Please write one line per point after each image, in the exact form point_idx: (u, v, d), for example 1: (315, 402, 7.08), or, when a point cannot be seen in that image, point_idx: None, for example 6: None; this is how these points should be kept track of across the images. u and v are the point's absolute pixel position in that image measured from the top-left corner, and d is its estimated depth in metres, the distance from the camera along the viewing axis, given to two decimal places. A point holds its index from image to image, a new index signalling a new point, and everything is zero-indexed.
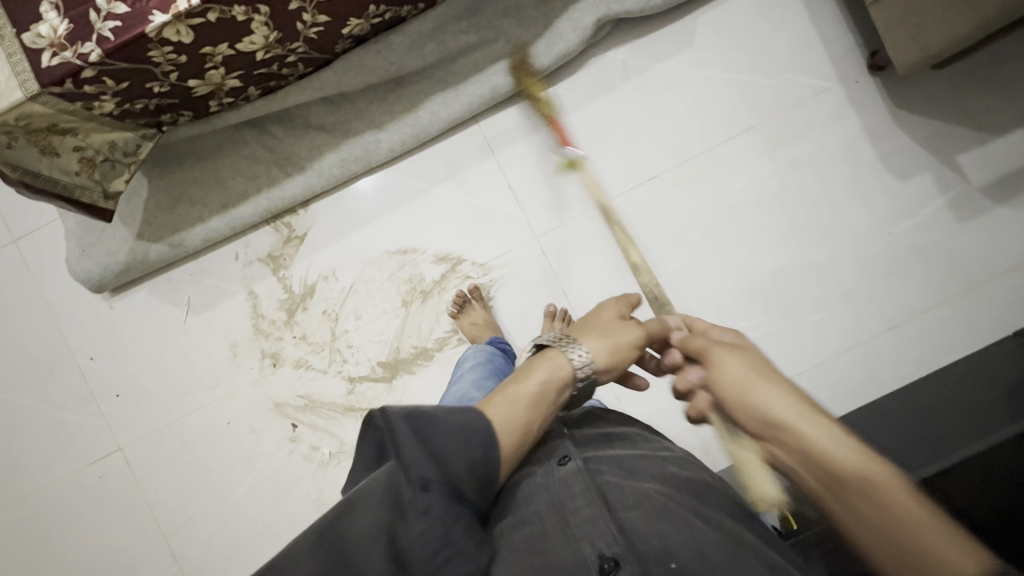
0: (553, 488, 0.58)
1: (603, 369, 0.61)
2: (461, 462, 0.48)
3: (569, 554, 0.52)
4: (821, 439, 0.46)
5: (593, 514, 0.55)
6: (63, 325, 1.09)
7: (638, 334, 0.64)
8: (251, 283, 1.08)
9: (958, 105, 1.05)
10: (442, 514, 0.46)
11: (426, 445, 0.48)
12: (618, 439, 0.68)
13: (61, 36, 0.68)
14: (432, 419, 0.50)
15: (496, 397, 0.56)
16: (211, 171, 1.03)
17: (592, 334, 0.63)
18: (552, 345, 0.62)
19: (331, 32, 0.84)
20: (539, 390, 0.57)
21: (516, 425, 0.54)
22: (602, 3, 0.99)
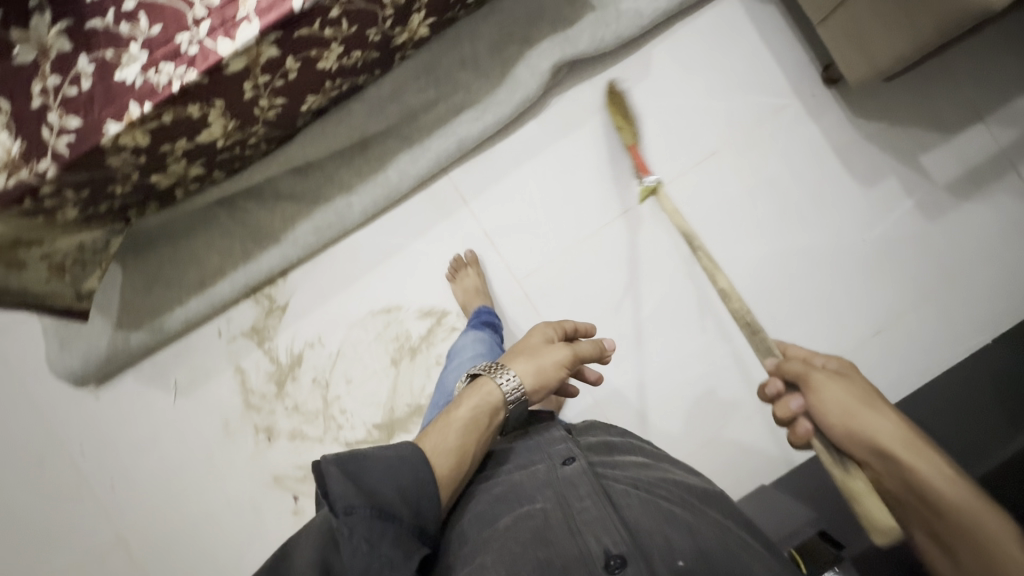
0: (557, 486, 0.59)
1: (529, 389, 0.65)
2: (387, 486, 0.51)
3: (574, 548, 0.52)
4: (923, 464, 0.50)
5: (599, 513, 0.55)
6: (48, 422, 1.06)
7: (565, 355, 0.68)
8: (237, 359, 1.07)
9: (914, 109, 1.07)
10: (366, 534, 0.48)
11: (355, 482, 0.50)
12: (619, 449, 0.68)
13: (16, 156, 0.67)
14: (362, 458, 0.52)
15: (432, 428, 0.60)
16: (184, 253, 1.02)
17: (519, 360, 0.66)
18: (482, 373, 0.66)
19: (290, 111, 0.84)
20: (470, 415, 0.61)
21: (451, 447, 0.58)
22: (556, 47, 1.00)
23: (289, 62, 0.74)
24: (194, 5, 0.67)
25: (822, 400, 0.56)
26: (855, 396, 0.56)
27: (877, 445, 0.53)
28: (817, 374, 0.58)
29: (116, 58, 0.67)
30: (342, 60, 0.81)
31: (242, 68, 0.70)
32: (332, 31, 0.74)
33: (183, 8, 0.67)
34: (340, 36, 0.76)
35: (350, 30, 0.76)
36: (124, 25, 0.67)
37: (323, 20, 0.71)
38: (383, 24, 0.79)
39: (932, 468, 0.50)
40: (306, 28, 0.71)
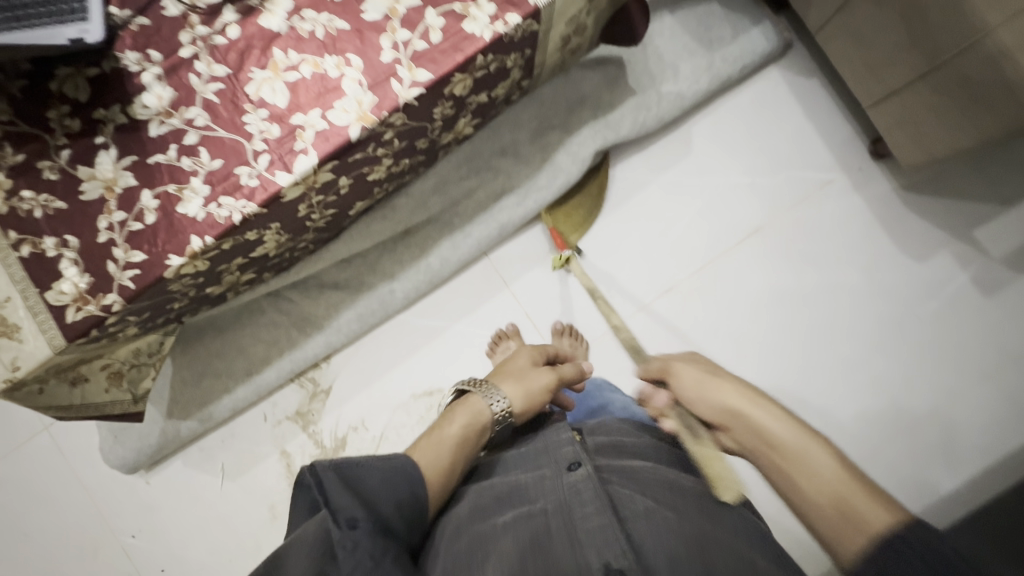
0: (564, 492, 0.57)
1: (519, 409, 0.68)
2: (388, 498, 0.51)
3: (573, 561, 0.51)
4: (771, 423, 0.55)
5: (600, 523, 0.53)
6: (103, 507, 1.09)
7: (551, 379, 0.73)
8: (283, 443, 1.08)
9: (964, 182, 1.04)
10: (370, 549, 0.46)
11: (356, 493, 0.49)
12: (632, 449, 0.65)
13: (83, 290, 0.68)
14: (359, 467, 0.52)
15: (422, 443, 0.61)
16: (232, 342, 1.03)
17: (507, 381, 0.70)
18: (472, 390, 0.68)
19: (340, 217, 0.86)
20: (460, 433, 0.63)
21: (443, 465, 0.59)
22: (597, 133, 1.02)
23: (342, 180, 0.75)
24: (253, 138, 0.68)
25: (682, 382, 0.63)
26: (705, 370, 0.63)
27: (726, 410, 0.58)
28: (676, 363, 0.65)
29: (178, 192, 0.68)
30: (391, 168, 0.82)
31: (299, 194, 0.71)
32: (384, 149, 0.75)
33: (242, 141, 0.68)
34: (391, 151, 0.77)
35: (400, 144, 0.77)
36: (186, 160, 0.68)
37: (376, 143, 0.72)
38: (431, 133, 0.80)
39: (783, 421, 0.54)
40: (361, 151, 0.71)
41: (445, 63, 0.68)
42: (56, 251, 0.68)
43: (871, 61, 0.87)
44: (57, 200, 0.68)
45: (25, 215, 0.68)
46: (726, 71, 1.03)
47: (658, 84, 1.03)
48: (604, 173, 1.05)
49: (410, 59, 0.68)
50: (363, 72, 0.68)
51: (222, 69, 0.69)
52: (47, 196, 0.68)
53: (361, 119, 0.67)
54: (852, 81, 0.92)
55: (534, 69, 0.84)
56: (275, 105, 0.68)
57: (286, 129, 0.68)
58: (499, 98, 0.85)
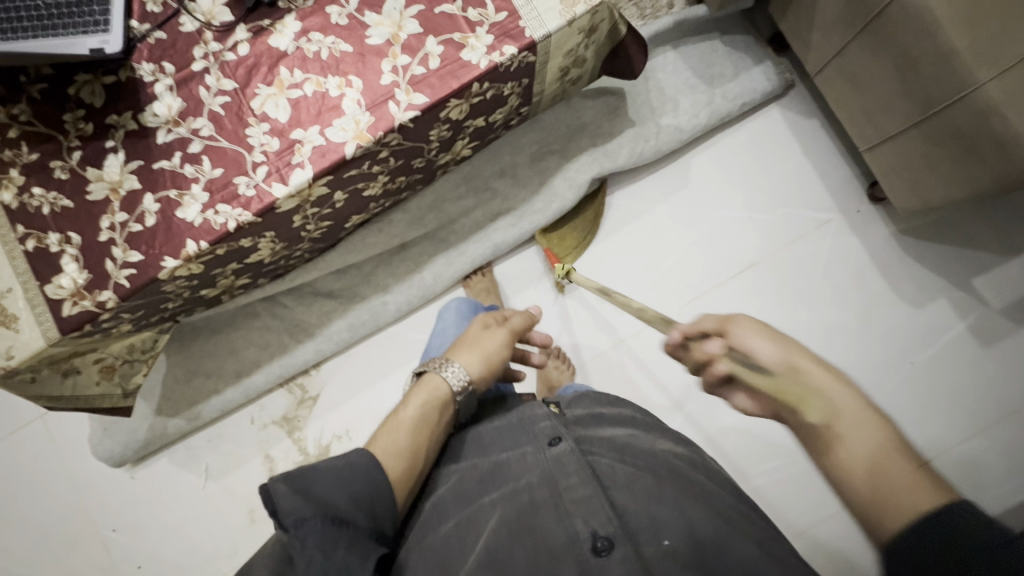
0: (545, 465, 0.55)
1: (477, 373, 0.63)
2: (341, 493, 0.48)
3: (560, 532, 0.49)
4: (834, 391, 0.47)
5: (586, 493, 0.51)
6: (88, 498, 1.11)
7: (503, 336, 0.67)
8: (267, 447, 1.09)
9: (964, 230, 1.04)
10: (319, 543, 0.45)
11: (304, 493, 0.47)
12: (608, 420, 0.63)
13: (80, 286, 0.71)
14: (310, 471, 0.49)
15: (381, 429, 0.58)
16: (225, 343, 1.05)
17: (461, 351, 0.65)
18: (426, 369, 0.63)
19: (336, 228, 0.88)
20: (418, 413, 0.59)
21: (403, 447, 0.56)
22: (595, 161, 1.03)
23: (337, 195, 0.77)
24: (253, 150, 0.71)
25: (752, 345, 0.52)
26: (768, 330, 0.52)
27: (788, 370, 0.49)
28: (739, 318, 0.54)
29: (178, 198, 0.71)
30: (387, 185, 0.84)
31: (293, 206, 0.73)
32: (380, 167, 0.77)
33: (243, 152, 0.71)
34: (387, 169, 0.79)
35: (396, 163, 0.79)
36: (188, 167, 0.71)
37: (372, 161, 0.75)
38: (428, 154, 0.82)
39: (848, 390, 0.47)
40: (356, 168, 0.74)
41: (442, 89, 0.70)
42: (59, 246, 0.71)
43: (867, 106, 0.88)
44: (64, 198, 0.72)
45: (34, 211, 0.72)
46: (726, 108, 1.05)
47: (658, 116, 1.05)
48: (600, 200, 1.07)
49: (408, 83, 0.70)
50: (362, 93, 0.71)
51: (230, 84, 0.72)
52: (56, 194, 0.72)
53: (357, 138, 0.70)
54: (848, 124, 0.93)
55: (533, 97, 0.87)
56: (276, 120, 0.71)
57: (286, 143, 0.71)
58: (497, 123, 0.87)
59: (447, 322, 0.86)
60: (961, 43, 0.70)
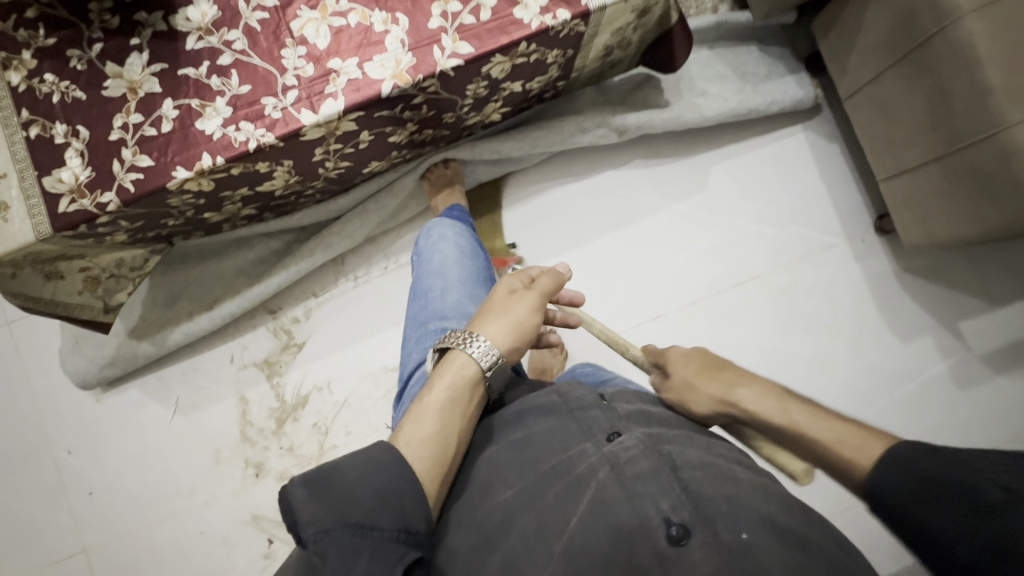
0: (607, 453, 0.53)
1: (509, 349, 0.60)
2: (361, 494, 0.45)
3: (632, 520, 0.48)
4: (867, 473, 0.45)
5: (651, 474, 0.50)
6: (45, 416, 1.06)
7: (534, 305, 0.64)
8: (243, 389, 1.06)
9: (960, 274, 1.07)
10: (339, 554, 0.41)
11: (324, 498, 0.44)
12: (657, 419, 0.59)
13: (82, 183, 0.68)
14: (333, 470, 0.46)
15: (405, 420, 0.55)
16: (213, 272, 1.02)
17: (490, 323, 0.61)
18: (452, 344, 0.59)
19: (353, 171, 0.86)
20: (448, 396, 0.56)
21: (427, 434, 0.53)
22: (615, 109, 1.03)
23: (364, 134, 0.75)
24: (286, 72, 0.68)
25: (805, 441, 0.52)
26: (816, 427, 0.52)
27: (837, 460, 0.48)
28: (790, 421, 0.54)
29: (200, 108, 0.68)
30: (413, 135, 0.82)
31: (318, 136, 0.71)
32: (411, 113, 0.76)
33: (275, 72, 0.68)
34: (417, 117, 0.77)
35: (427, 113, 0.78)
36: (215, 78, 0.68)
37: (405, 105, 0.73)
38: (460, 109, 0.80)
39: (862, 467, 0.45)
40: (388, 109, 0.72)
41: (489, 42, 0.69)
42: (65, 138, 0.68)
43: (892, 136, 0.90)
44: (77, 89, 0.68)
45: (43, 97, 0.68)
46: (756, 100, 1.05)
47: (682, 95, 1.05)
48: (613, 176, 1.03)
49: (456, 31, 0.69)
50: (407, 33, 0.69)
51: (271, 1, 0.70)
52: (69, 84, 0.68)
53: (395, 77, 0.68)
54: (871, 150, 0.95)
55: (571, 72, 0.86)
56: (315, 46, 0.69)
57: (321, 70, 0.68)
58: (533, 91, 0.86)
59: (449, 260, 0.79)
60: (996, 82, 0.72)
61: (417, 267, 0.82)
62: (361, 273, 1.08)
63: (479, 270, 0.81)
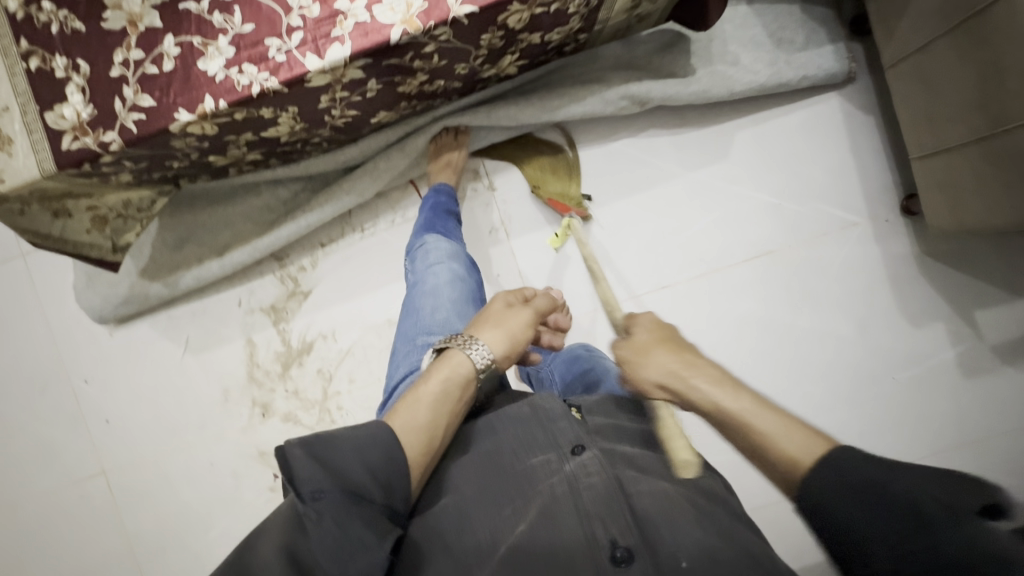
0: (566, 472, 0.55)
1: (501, 356, 0.62)
2: (357, 466, 0.47)
3: (579, 537, 0.50)
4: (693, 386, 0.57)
5: (606, 496, 0.52)
6: (62, 346, 1.10)
7: (529, 317, 0.66)
8: (251, 332, 1.09)
9: (986, 262, 1.03)
10: (336, 517, 0.44)
11: (322, 463, 0.46)
12: (629, 431, 0.62)
13: (83, 121, 0.67)
14: (329, 438, 0.48)
15: (401, 404, 0.55)
16: (221, 217, 1.01)
17: (486, 328, 0.63)
18: (451, 346, 0.61)
19: (360, 120, 0.83)
20: (441, 389, 0.56)
21: (423, 422, 0.54)
22: (635, 74, 0.97)
23: (371, 83, 0.72)
24: (291, 11, 0.65)
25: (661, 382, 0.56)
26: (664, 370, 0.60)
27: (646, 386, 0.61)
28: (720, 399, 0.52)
29: (202, 46, 0.65)
30: (423, 86, 0.79)
31: (324, 84, 0.68)
32: (422, 63, 0.72)
33: (280, 11, 0.65)
34: (428, 67, 0.74)
35: (439, 63, 0.74)
36: (217, 14, 0.65)
37: (415, 53, 0.69)
38: (473, 61, 0.76)
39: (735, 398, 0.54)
40: (397, 57, 0.68)
41: None
42: (65, 72, 0.66)
43: (934, 111, 0.84)
44: (75, 20, 0.65)
45: (41, 26, 0.66)
46: (788, 74, 0.98)
47: (712, 60, 0.98)
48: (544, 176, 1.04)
49: None
50: None
51: None
52: (67, 13, 0.65)
53: (405, 23, 0.64)
54: (909, 126, 0.90)
55: (596, 24, 0.81)
56: None
57: (327, 12, 0.64)
58: (552, 43, 0.81)
59: (442, 281, 0.79)
60: None
61: (412, 291, 0.82)
62: (369, 226, 1.07)
63: (472, 290, 0.81)
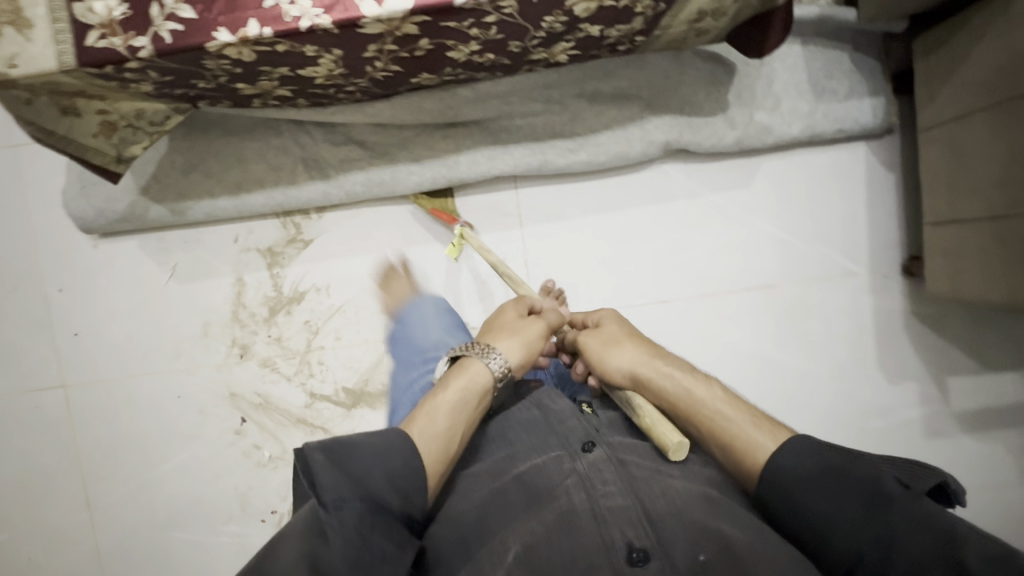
0: (581, 470, 0.65)
1: (517, 363, 0.70)
2: (379, 477, 0.54)
3: (595, 535, 0.59)
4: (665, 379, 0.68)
5: (616, 498, 0.62)
6: (39, 249, 1.04)
7: (542, 327, 0.75)
8: (242, 270, 1.05)
9: (967, 334, 1.07)
10: (357, 525, 0.50)
11: (343, 471, 0.52)
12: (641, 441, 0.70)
13: (114, 19, 0.63)
14: (348, 445, 0.55)
15: (419, 412, 0.63)
16: (234, 149, 0.97)
17: (503, 338, 0.72)
18: (468, 354, 0.69)
19: (400, 77, 0.80)
20: (458, 398, 0.64)
21: (440, 431, 0.61)
22: (676, 126, 0.98)
23: (423, 41, 0.70)
24: None
25: (621, 357, 0.71)
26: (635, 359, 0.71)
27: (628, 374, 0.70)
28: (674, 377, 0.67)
29: None
30: (472, 56, 0.76)
31: (376, 33, 0.65)
32: (478, 32, 0.70)
33: None
34: (483, 37, 0.72)
35: (496, 36, 0.72)
36: None
37: (475, 21, 0.67)
38: (528, 41, 0.75)
39: (713, 392, 0.65)
40: (456, 21, 0.67)
41: None
42: None
43: (957, 180, 0.87)
44: None
45: None
46: (823, 121, 1.00)
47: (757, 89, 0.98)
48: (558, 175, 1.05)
49: None
50: None
51: None
52: None
53: None
54: (929, 191, 0.93)
55: (656, 29, 0.80)
56: None
57: None
58: (609, 39, 0.80)
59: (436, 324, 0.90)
60: None
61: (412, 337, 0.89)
62: None
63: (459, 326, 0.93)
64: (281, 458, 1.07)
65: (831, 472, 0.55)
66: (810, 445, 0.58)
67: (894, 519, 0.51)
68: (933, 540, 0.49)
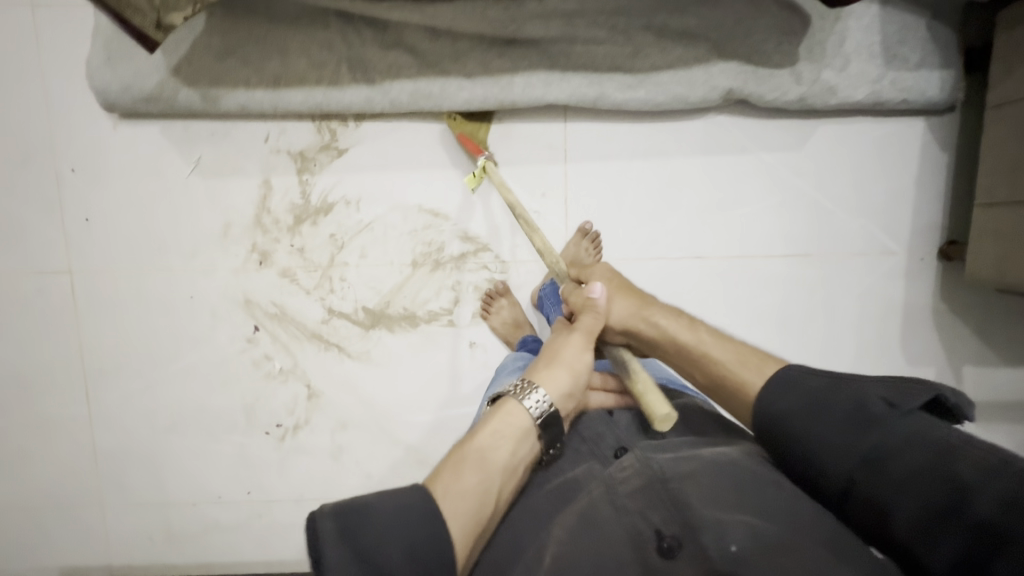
0: (608, 471, 0.70)
1: (559, 399, 0.70)
2: (396, 551, 0.52)
3: (626, 532, 0.63)
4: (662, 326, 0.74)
5: (643, 494, 0.65)
6: (54, 123, 0.98)
7: (576, 341, 0.74)
8: (270, 173, 1.00)
9: (990, 327, 1.08)
10: None
11: (353, 544, 0.52)
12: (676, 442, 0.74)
13: None
14: (362, 513, 0.54)
15: (447, 465, 0.62)
16: (277, 39, 0.91)
17: (544, 372, 0.72)
18: (508, 396, 0.69)
19: None
20: (491, 446, 0.64)
21: (469, 488, 0.60)
22: (740, 74, 0.95)
23: None
24: None
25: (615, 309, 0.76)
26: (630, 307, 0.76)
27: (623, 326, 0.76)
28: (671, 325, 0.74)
29: None
30: None
31: None
32: None
33: None
34: None
35: None
36: None
37: None
38: None
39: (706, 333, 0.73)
40: None
41: None
42: None
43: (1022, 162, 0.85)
44: None
45: None
46: (888, 91, 0.97)
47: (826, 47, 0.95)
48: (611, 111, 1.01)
49: None
50: None
51: None
52: None
53: None
54: (986, 173, 0.92)
55: None
56: None
57: None
58: None
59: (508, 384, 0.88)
60: None
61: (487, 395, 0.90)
62: None
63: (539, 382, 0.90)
64: (291, 372, 1.04)
65: (820, 402, 0.61)
66: (800, 374, 0.64)
67: (879, 439, 0.56)
68: (918, 455, 0.53)
